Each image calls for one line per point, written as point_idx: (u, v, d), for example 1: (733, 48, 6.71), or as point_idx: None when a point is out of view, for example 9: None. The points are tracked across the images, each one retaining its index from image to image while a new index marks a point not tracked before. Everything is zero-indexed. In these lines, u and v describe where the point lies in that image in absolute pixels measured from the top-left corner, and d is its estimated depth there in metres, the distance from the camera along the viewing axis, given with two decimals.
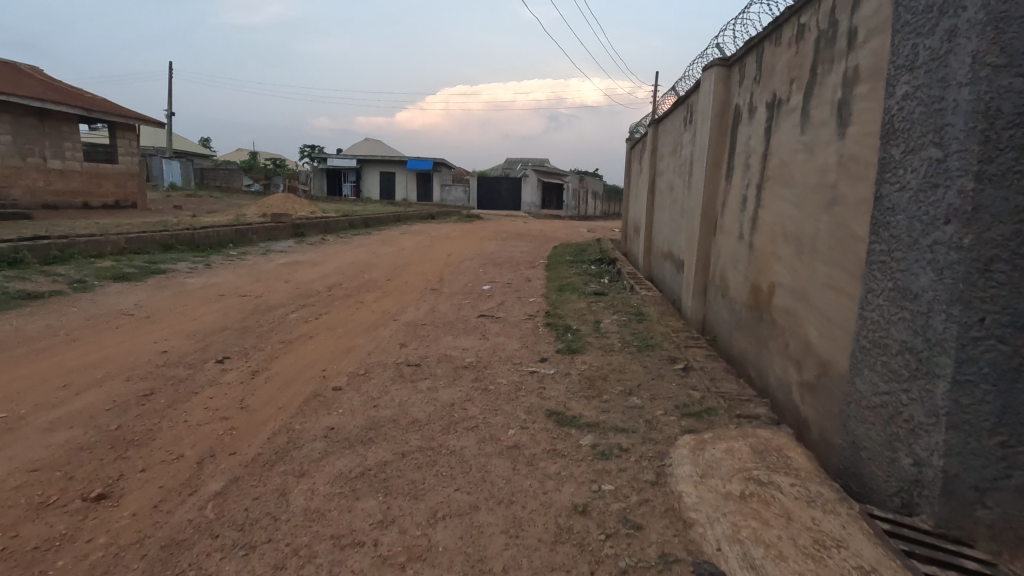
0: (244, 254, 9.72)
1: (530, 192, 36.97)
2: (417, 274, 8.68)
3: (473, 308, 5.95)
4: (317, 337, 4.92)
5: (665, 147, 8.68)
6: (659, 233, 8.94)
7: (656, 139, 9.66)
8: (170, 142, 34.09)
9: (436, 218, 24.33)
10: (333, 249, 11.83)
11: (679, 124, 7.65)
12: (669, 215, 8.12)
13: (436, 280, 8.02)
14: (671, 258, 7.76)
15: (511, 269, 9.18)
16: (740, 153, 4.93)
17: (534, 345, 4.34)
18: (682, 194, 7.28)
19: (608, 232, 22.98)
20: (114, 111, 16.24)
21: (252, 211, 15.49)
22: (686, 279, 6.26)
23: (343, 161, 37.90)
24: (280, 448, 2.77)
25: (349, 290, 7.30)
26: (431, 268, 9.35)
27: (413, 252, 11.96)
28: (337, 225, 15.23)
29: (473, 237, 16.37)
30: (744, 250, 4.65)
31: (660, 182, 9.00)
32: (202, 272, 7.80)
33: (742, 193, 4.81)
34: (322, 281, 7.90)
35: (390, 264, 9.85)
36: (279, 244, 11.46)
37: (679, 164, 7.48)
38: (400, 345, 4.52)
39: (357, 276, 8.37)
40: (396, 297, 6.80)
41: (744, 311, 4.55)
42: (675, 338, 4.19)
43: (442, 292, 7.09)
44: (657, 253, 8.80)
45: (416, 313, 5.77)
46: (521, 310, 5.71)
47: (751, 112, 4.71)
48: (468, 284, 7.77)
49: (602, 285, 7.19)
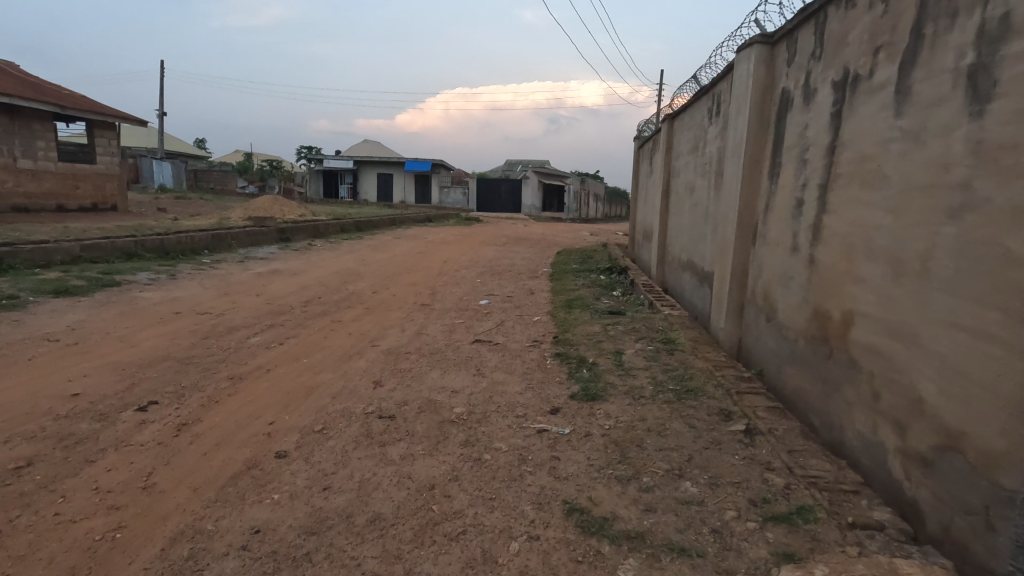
0: (217, 262, 8.83)
1: (531, 195, 36.21)
2: (407, 285, 7.78)
3: (467, 331, 5.05)
4: (274, 371, 4.02)
5: (683, 144, 7.79)
6: (675, 240, 8.07)
7: (671, 135, 8.77)
8: (161, 143, 33.23)
9: (434, 220, 23.45)
10: (318, 255, 10.95)
11: (702, 117, 6.77)
12: (689, 220, 7.24)
13: (427, 294, 7.13)
14: (693, 268, 6.87)
15: (511, 279, 8.29)
16: (792, 146, 4.05)
17: (542, 386, 3.46)
18: (706, 197, 6.40)
19: (611, 236, 22.18)
20: (92, 108, 15.39)
21: (236, 214, 14.64)
22: (717, 294, 5.37)
23: (339, 163, 37.04)
24: (173, 571, 1.89)
25: (327, 305, 6.41)
26: (422, 278, 8.46)
27: (405, 259, 11.07)
28: (326, 229, 14.33)
29: (471, 241, 15.52)
30: (800, 265, 3.77)
31: (677, 182, 8.10)
32: (162, 284, 6.91)
33: (796, 195, 3.92)
34: (300, 294, 7.01)
35: (378, 273, 8.97)
36: (259, 251, 10.56)
37: (703, 162, 6.59)
38: (373, 385, 3.63)
39: (340, 289, 7.48)
40: (380, 315, 5.90)
41: (801, 341, 3.68)
42: (721, 379, 3.30)
43: (433, 308, 6.18)
44: (675, 261, 7.90)
45: (400, 338, 4.88)
46: (524, 334, 4.82)
47: (808, 95, 3.84)
48: (462, 298, 6.88)
49: (616, 300, 6.30)
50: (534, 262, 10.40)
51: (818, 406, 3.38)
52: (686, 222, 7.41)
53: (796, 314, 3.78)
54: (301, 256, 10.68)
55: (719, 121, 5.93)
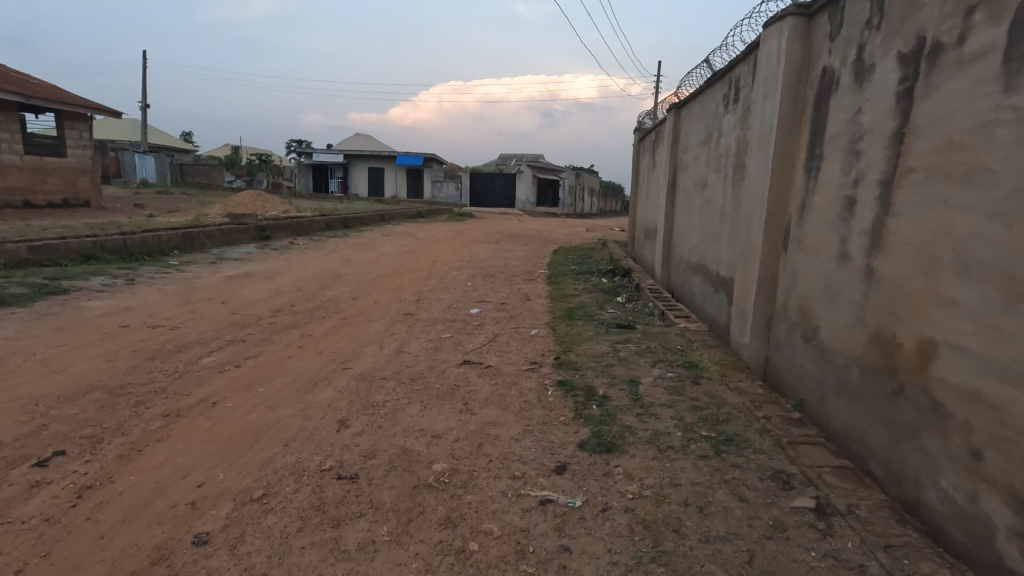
0: (184, 264, 8.13)
1: (525, 189, 35.53)
2: (392, 290, 7.12)
3: (455, 348, 4.39)
4: (221, 404, 3.36)
5: (692, 135, 7.15)
6: (683, 240, 7.44)
7: (678, 127, 8.13)
8: (144, 136, 32.31)
9: (426, 217, 22.77)
10: (299, 255, 10.25)
11: (716, 105, 6.12)
12: (701, 218, 6.59)
13: (412, 301, 6.47)
14: (707, 272, 6.24)
15: (505, 283, 7.63)
16: (840, 135, 3.40)
17: (543, 428, 2.81)
18: (721, 194, 5.76)
19: (608, 232, 21.58)
20: (60, 98, 14.56)
21: (215, 210, 13.89)
22: (738, 304, 4.74)
23: (328, 157, 36.20)
24: None
25: (300, 315, 5.75)
26: (408, 282, 7.80)
27: (392, 259, 10.40)
28: (310, 226, 13.63)
29: (463, 238, 14.85)
30: (852, 278, 3.14)
31: (685, 178, 7.47)
32: (117, 291, 6.23)
33: (845, 193, 3.29)
34: (271, 302, 6.34)
35: (361, 276, 8.29)
36: (235, 250, 9.86)
37: (718, 154, 5.95)
38: (337, 426, 2.97)
39: (317, 295, 6.81)
40: (358, 328, 5.24)
41: (855, 370, 3.05)
42: (764, 421, 2.68)
43: (418, 319, 5.52)
44: (684, 263, 7.27)
45: (377, 358, 4.22)
46: (521, 353, 4.18)
47: (862, 73, 3.20)
48: (451, 305, 6.23)
49: (621, 308, 5.68)
50: (529, 263, 9.76)
51: (881, 453, 2.77)
52: (696, 220, 6.79)
53: (846, 335, 3.15)
54: (281, 257, 9.99)
55: (738, 108, 5.29)
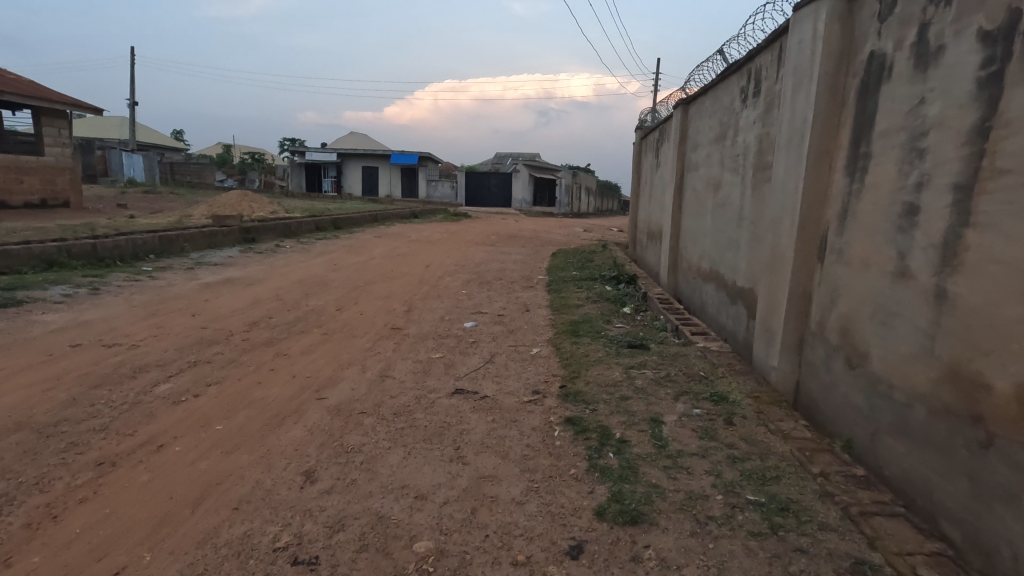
0: (158, 270, 7.58)
1: (522, 188, 35.04)
2: (380, 300, 6.60)
3: (446, 373, 3.89)
4: (168, 448, 2.84)
5: (704, 132, 6.66)
6: (693, 244, 6.95)
7: (686, 125, 7.64)
8: (132, 134, 31.62)
9: (421, 217, 22.25)
10: (284, 259, 9.72)
11: (732, 99, 5.62)
12: (715, 222, 6.10)
13: (401, 312, 5.97)
14: (721, 282, 5.75)
15: (502, 291, 7.12)
16: (896, 131, 2.91)
17: (550, 486, 2.32)
18: (739, 198, 5.27)
19: (607, 232, 21.11)
20: (37, 93, 13.96)
21: (199, 211, 13.32)
22: (761, 321, 4.25)
23: (321, 155, 35.59)
24: None
25: (277, 329, 5.23)
26: (399, 290, 7.29)
27: (383, 263, 9.88)
28: (299, 228, 13.09)
29: (458, 240, 14.34)
30: (915, 299, 2.65)
31: (695, 180, 6.97)
32: (78, 302, 5.69)
33: (903, 198, 2.80)
34: (247, 313, 5.82)
35: (348, 283, 7.76)
36: (216, 255, 9.32)
37: (734, 153, 5.46)
38: (300, 481, 2.46)
39: (299, 306, 6.29)
40: (339, 346, 4.72)
41: (920, 410, 2.57)
42: (823, 480, 2.19)
43: (407, 335, 5.01)
44: (695, 270, 6.78)
45: (357, 385, 3.71)
46: (521, 380, 3.68)
47: (926, 57, 2.70)
48: (444, 318, 5.71)
49: (630, 322, 5.19)
50: (527, 268, 9.26)
51: (962, 516, 2.28)
52: (709, 224, 6.30)
53: (907, 368, 2.66)
54: (265, 261, 9.46)
55: (760, 101, 4.79)
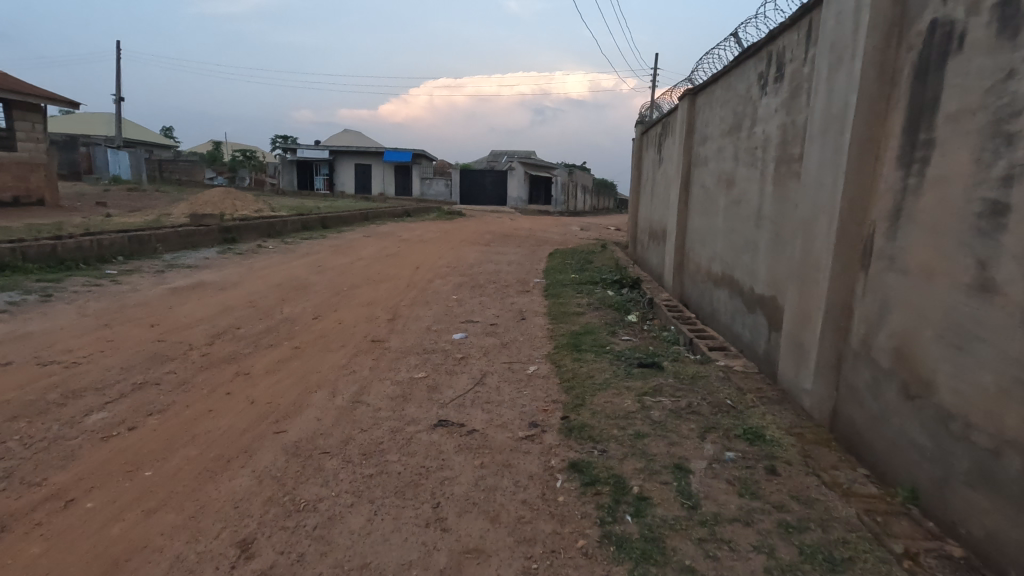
0: (123, 274, 7.00)
1: (517, 186, 34.52)
2: (362, 307, 6.05)
3: (428, 398, 3.35)
4: (77, 505, 2.30)
5: (714, 124, 6.14)
6: (703, 246, 6.43)
7: (693, 118, 7.11)
8: (119, 130, 30.86)
9: (414, 215, 21.69)
10: (264, 261, 9.15)
11: (748, 86, 5.11)
12: (728, 223, 5.57)
13: (384, 321, 5.42)
14: (736, 288, 5.24)
15: (495, 297, 6.58)
16: (972, 113, 2.39)
17: (553, 569, 1.79)
18: (758, 196, 4.76)
19: (604, 232, 20.63)
20: (9, 86, 13.33)
21: (179, 210, 12.72)
22: (788, 334, 3.74)
23: (313, 153, 34.92)
24: None
25: (242, 342, 4.68)
26: (384, 295, 6.73)
27: (370, 264, 9.33)
28: (283, 227, 12.52)
29: (450, 240, 13.80)
30: (1003, 320, 2.14)
31: (704, 176, 6.45)
32: (23, 311, 5.12)
33: (984, 195, 2.28)
34: (213, 323, 5.26)
35: (330, 287, 7.21)
36: (190, 256, 8.74)
37: (752, 146, 4.94)
38: (232, 557, 1.93)
39: (272, 314, 5.73)
40: (310, 362, 4.17)
41: (1013, 460, 2.06)
42: (911, 566, 1.67)
43: (388, 349, 4.46)
44: (705, 274, 6.26)
45: (324, 414, 3.17)
46: (516, 408, 3.14)
47: (1015, 20, 2.18)
48: (431, 328, 5.17)
49: (636, 334, 4.67)
50: (522, 270, 8.73)
51: None
52: (721, 224, 5.78)
53: (995, 406, 2.15)
54: (243, 263, 8.88)
55: (785, 87, 4.27)
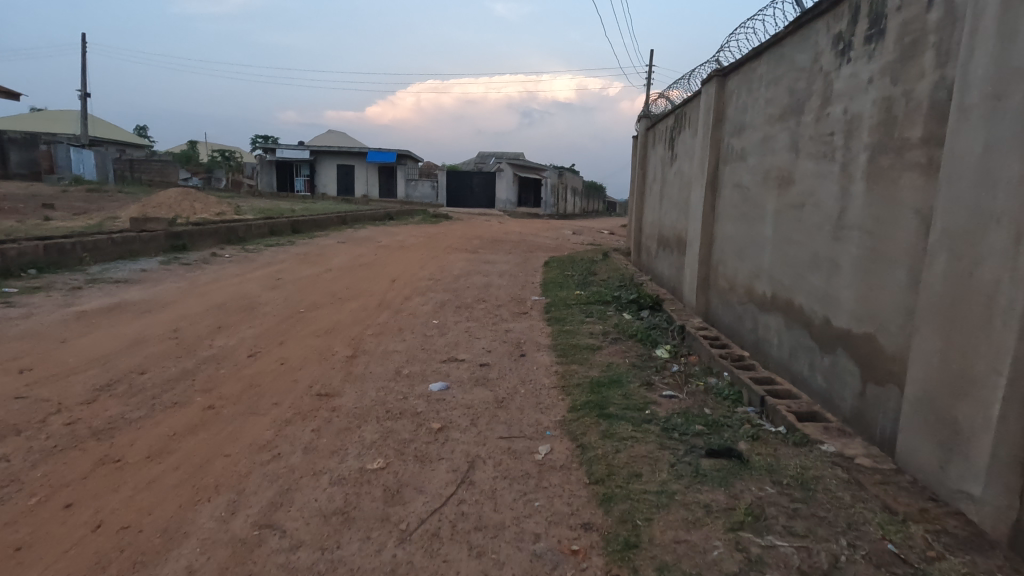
0: (22, 294, 5.64)
1: (506, 188, 33.39)
2: (316, 338, 4.76)
3: (381, 520, 2.10)
4: None
5: (757, 109, 4.97)
6: (741, 260, 5.26)
7: (723, 105, 5.93)
8: (84, 128, 29.06)
9: (397, 218, 20.41)
10: (214, 273, 7.83)
11: (816, 55, 3.94)
12: (782, 232, 4.38)
13: (342, 361, 4.16)
14: (798, 317, 4.04)
15: (485, 322, 5.35)
16: None
17: None
18: (837, 199, 3.56)
19: (599, 236, 19.52)
20: None
21: (127, 212, 11.30)
22: (919, 400, 2.54)
23: (292, 153, 33.39)
24: None
25: (135, 398, 3.38)
26: (348, 320, 5.46)
27: (338, 277, 8.04)
28: (246, 232, 11.17)
29: (435, 246, 12.54)
30: None
31: (743, 174, 5.26)
32: None
33: None
34: (109, 365, 3.95)
35: (283, 309, 5.92)
36: (123, 269, 7.38)
37: (825, 132, 3.75)
38: None
39: (196, 350, 4.42)
40: (220, 436, 2.90)
41: None
42: None
43: (337, 409, 3.20)
44: (746, 295, 5.07)
45: (203, 559, 1.90)
46: (525, 547, 1.91)
47: None
48: (400, 371, 3.92)
49: (679, 385, 3.45)
50: (516, 284, 7.51)
51: None
52: (771, 234, 4.59)
53: None
54: (187, 276, 7.53)
55: (888, 46, 3.10)
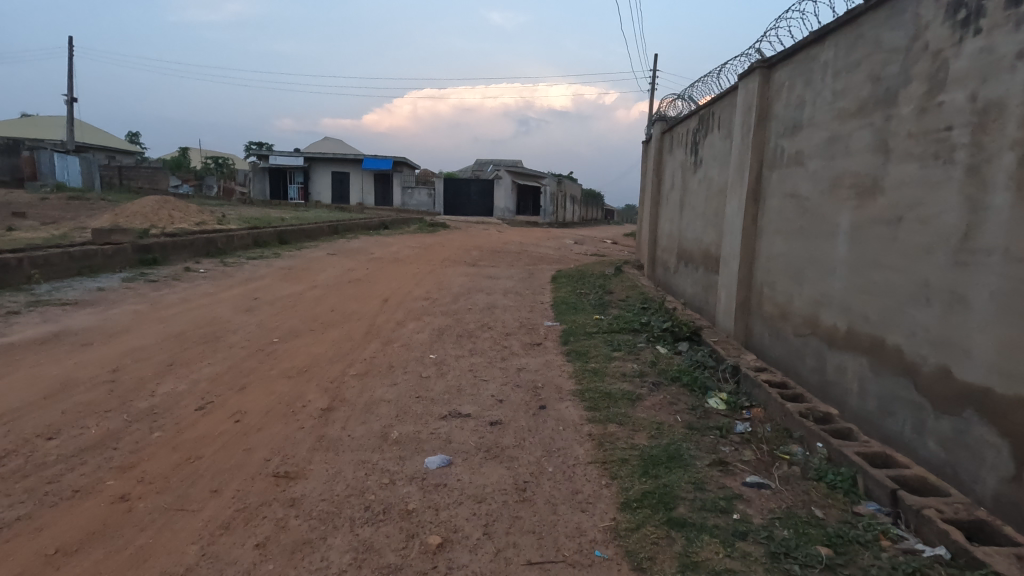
0: None
1: (505, 196, 32.61)
2: (286, 382, 3.87)
3: None
4: None
5: (821, 103, 4.14)
6: (798, 284, 4.40)
7: (769, 101, 5.10)
8: (70, 133, 28.12)
9: (392, 227, 19.52)
10: (183, 293, 6.94)
11: (917, 31, 3.11)
12: (863, 253, 3.55)
13: (314, 417, 3.27)
14: (894, 361, 3.19)
15: (492, 357, 4.48)
16: None
17: None
18: (961, 212, 2.73)
19: (603, 247, 18.68)
20: None
21: (97, 222, 10.41)
22: None
23: (286, 160, 32.55)
24: None
25: (25, 482, 2.50)
26: (329, 354, 4.57)
27: (324, 296, 7.16)
28: (227, 243, 10.29)
29: (432, 258, 11.68)
30: None
31: (800, 181, 4.43)
32: None
33: None
34: (10, 426, 3.05)
35: (253, 339, 5.03)
36: (76, 288, 6.48)
37: (937, 126, 2.91)
38: None
39: (134, 399, 3.54)
40: (122, 557, 2.01)
41: None
42: None
43: (296, 505, 2.31)
44: (807, 326, 4.23)
45: None
46: None
47: None
48: (387, 433, 3.03)
49: (759, 462, 2.59)
50: (524, 305, 6.64)
51: None
52: (845, 254, 3.75)
53: None
54: (151, 296, 6.64)
55: None
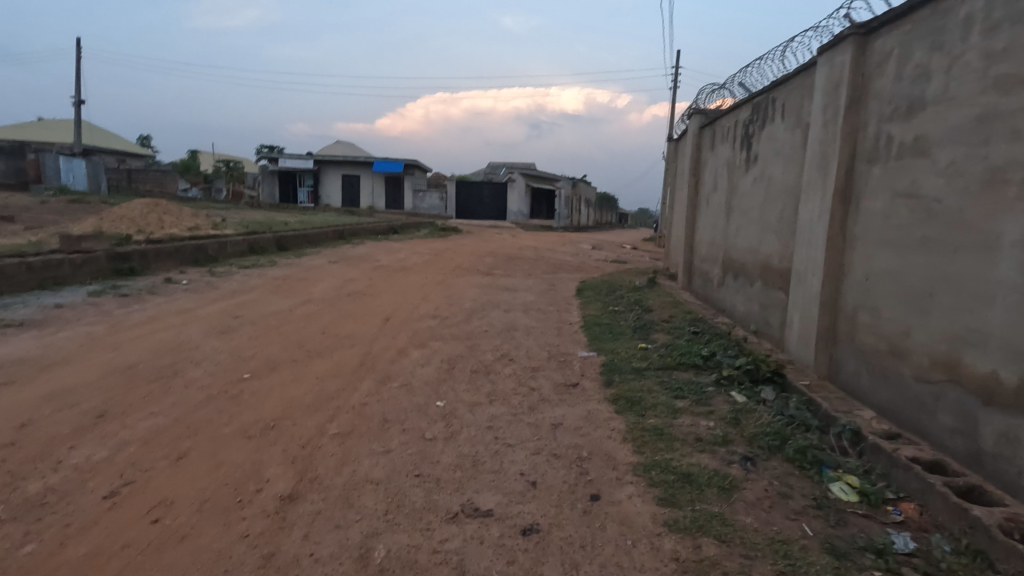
0: None
1: (519, 200, 31.60)
2: (241, 447, 2.87)
3: None
4: None
5: (961, 74, 3.08)
6: (921, 315, 3.34)
7: (865, 78, 4.03)
8: (77, 136, 27.66)
9: (402, 232, 18.59)
10: (155, 310, 6.00)
11: None
12: None
13: (267, 516, 2.27)
14: None
15: (517, 407, 3.44)
16: None
17: None
18: None
19: (624, 253, 17.56)
20: None
21: (78, 227, 9.56)
22: None
23: (295, 162, 31.82)
24: None
25: None
26: (308, 400, 3.57)
27: (317, 313, 6.18)
28: (218, 251, 9.38)
29: (443, 266, 10.69)
30: None
31: (922, 178, 3.37)
32: None
33: None
34: None
35: (219, 375, 4.05)
36: (26, 306, 5.56)
37: None
38: None
39: (26, 475, 2.57)
40: None
41: None
42: None
43: None
44: (940, 373, 3.16)
45: None
46: None
47: None
48: (368, 552, 2.03)
49: None
50: (550, 327, 5.60)
51: None
52: (1014, 279, 2.69)
53: None
54: (116, 314, 5.71)
55: None
